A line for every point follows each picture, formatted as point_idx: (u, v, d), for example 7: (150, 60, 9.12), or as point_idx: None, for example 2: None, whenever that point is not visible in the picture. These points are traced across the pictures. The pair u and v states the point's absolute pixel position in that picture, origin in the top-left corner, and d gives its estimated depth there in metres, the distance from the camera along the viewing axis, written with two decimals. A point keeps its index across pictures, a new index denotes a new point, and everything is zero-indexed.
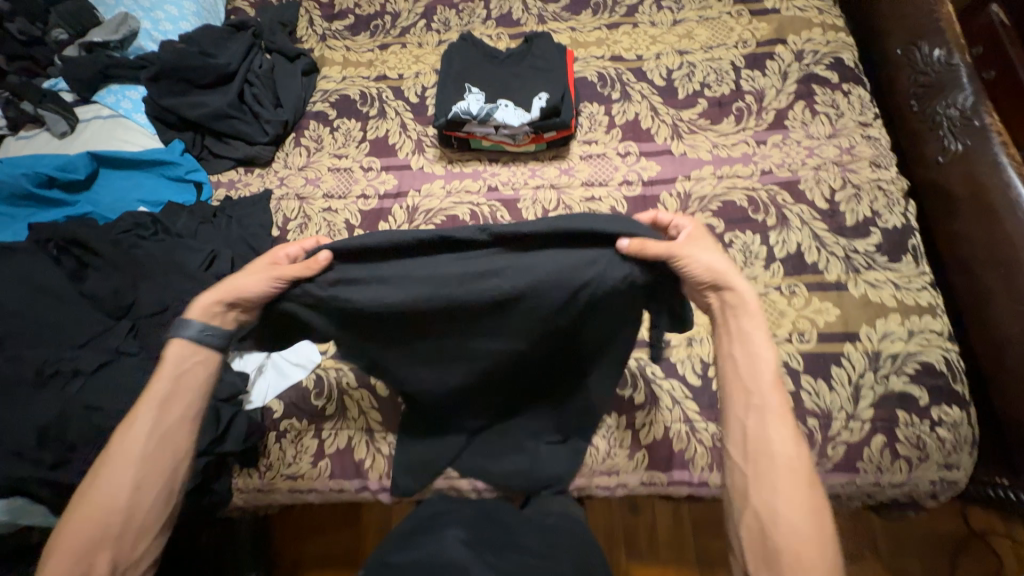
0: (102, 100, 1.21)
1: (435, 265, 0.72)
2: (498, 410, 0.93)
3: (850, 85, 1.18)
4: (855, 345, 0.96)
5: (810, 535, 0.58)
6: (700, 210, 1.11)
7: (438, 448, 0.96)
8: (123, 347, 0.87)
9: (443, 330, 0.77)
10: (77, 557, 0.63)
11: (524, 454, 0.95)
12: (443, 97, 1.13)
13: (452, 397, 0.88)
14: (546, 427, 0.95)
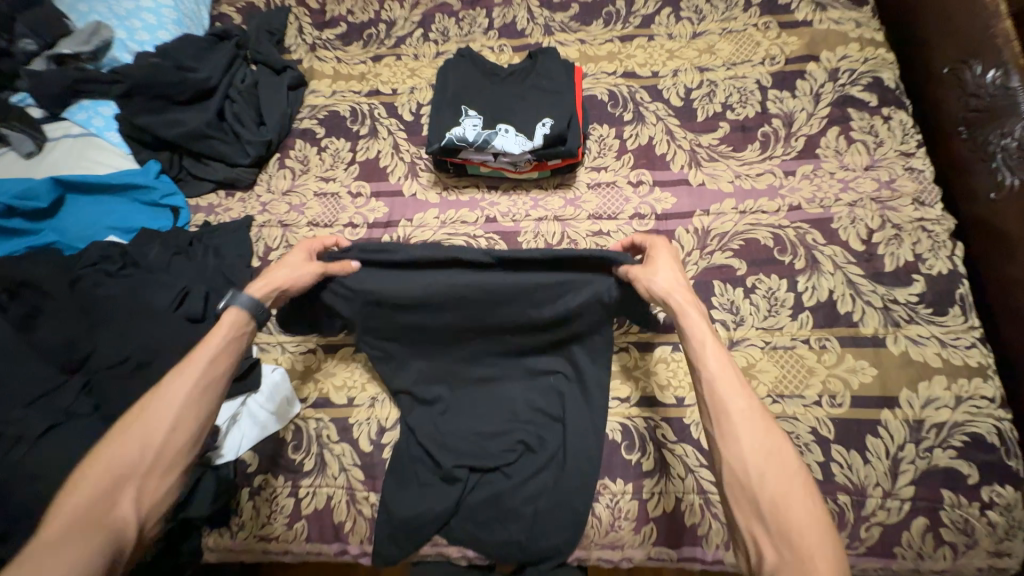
0: (72, 117, 1.12)
1: (450, 278, 0.90)
2: (489, 458, 0.88)
3: (891, 109, 1.06)
4: (893, 412, 0.85)
5: (782, 482, 0.59)
6: (719, 249, 1.00)
7: (424, 516, 0.86)
8: (75, 407, 0.79)
9: (447, 332, 0.94)
10: (103, 488, 0.62)
11: (519, 523, 0.85)
12: (437, 119, 1.02)
13: (448, 424, 0.92)
14: (545, 492, 0.86)
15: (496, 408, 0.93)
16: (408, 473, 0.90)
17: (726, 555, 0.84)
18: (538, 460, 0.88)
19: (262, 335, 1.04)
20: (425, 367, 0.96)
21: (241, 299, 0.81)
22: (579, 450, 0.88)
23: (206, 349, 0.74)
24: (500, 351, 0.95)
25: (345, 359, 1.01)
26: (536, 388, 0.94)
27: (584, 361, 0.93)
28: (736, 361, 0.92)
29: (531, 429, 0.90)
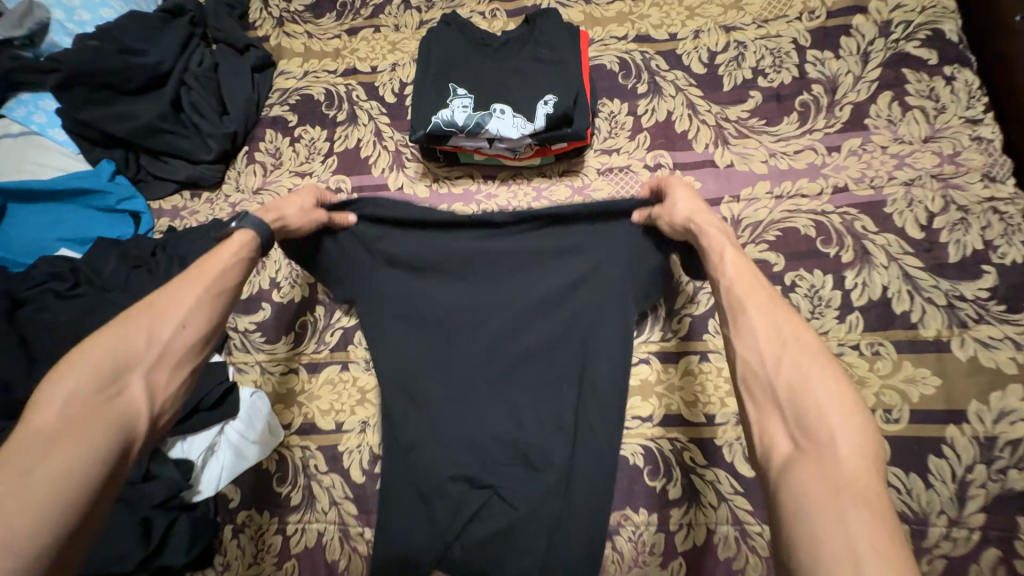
0: (11, 114, 0.99)
1: (456, 241, 0.77)
2: (487, 476, 0.74)
3: (954, 67, 0.90)
4: (961, 428, 0.74)
5: (805, 364, 0.47)
6: (753, 241, 0.87)
7: (421, 554, 0.74)
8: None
9: (441, 312, 0.78)
10: (101, 381, 0.51)
11: (530, 567, 0.71)
12: (419, 102, 0.88)
13: (446, 435, 0.75)
14: (555, 530, 0.71)
15: (497, 413, 0.77)
16: (399, 509, 0.76)
17: None
18: (546, 488, 0.73)
19: (238, 353, 0.94)
20: (417, 364, 0.78)
21: (252, 220, 0.67)
22: (596, 481, 0.72)
23: (211, 259, 0.62)
24: (504, 345, 0.78)
25: (331, 380, 0.90)
26: (546, 398, 0.76)
27: (604, 369, 0.74)
28: None
29: (539, 446, 0.74)
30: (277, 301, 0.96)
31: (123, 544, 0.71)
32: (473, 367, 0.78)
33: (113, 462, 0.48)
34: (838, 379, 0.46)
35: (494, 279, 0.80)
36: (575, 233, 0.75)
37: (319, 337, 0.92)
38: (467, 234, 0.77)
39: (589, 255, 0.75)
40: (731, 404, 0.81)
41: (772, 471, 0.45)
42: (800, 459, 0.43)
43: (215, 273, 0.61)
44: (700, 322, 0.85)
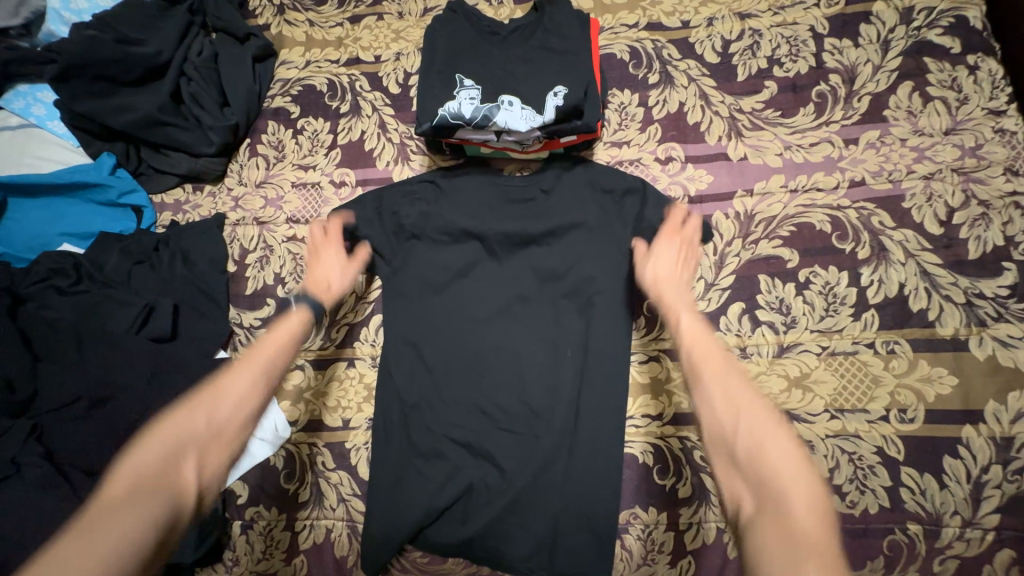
0: (9, 106, 0.97)
1: (475, 214, 0.90)
2: (485, 439, 0.80)
3: (978, 56, 0.87)
4: (977, 428, 0.73)
5: (757, 428, 0.55)
6: (766, 237, 0.85)
7: (420, 514, 0.78)
8: (23, 457, 0.70)
9: (453, 284, 0.88)
10: (164, 457, 0.57)
11: (529, 521, 0.77)
12: (425, 93, 0.85)
13: (453, 398, 0.83)
14: (555, 487, 0.78)
15: (505, 382, 0.82)
16: (400, 470, 0.81)
17: None
18: (548, 450, 0.78)
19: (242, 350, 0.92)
20: (428, 334, 0.86)
21: (307, 300, 0.77)
22: (595, 444, 0.78)
23: (273, 335, 0.71)
24: (507, 316, 0.85)
25: (337, 377, 0.89)
26: (552, 368, 0.82)
27: (607, 341, 0.82)
28: (787, 371, 0.79)
29: (543, 412, 0.80)
30: (281, 296, 0.94)
31: None
32: (483, 337, 0.85)
33: (162, 536, 0.52)
34: (782, 439, 0.54)
35: (507, 259, 0.88)
36: (578, 208, 0.87)
37: (325, 333, 0.91)
38: (487, 206, 0.91)
39: (589, 229, 0.86)
40: None
41: (742, 529, 0.51)
42: (763, 516, 0.49)
43: (276, 351, 0.69)
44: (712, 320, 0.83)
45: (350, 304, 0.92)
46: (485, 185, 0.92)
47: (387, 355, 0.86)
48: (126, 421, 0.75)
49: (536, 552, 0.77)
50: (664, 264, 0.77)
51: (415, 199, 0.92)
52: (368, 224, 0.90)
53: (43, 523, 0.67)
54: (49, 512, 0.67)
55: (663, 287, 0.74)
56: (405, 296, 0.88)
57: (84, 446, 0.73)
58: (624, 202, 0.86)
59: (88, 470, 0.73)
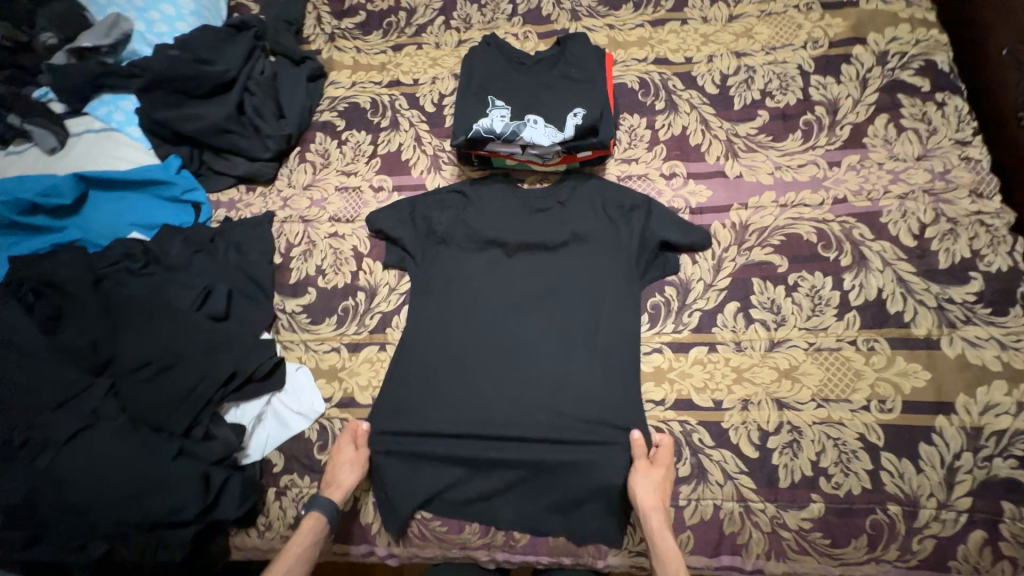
0: (94, 112, 1.11)
1: (497, 221, 1.02)
2: (503, 422, 0.88)
3: (946, 94, 0.99)
4: (949, 419, 0.81)
5: None
6: (759, 245, 0.95)
7: (440, 485, 0.87)
8: (101, 410, 0.81)
9: (477, 281, 0.98)
10: None
11: (540, 494, 0.85)
12: (461, 112, 0.98)
13: (474, 384, 0.91)
14: (563, 465, 0.85)
15: (521, 371, 0.91)
16: (421, 445, 0.89)
17: (766, 565, 0.81)
18: (559, 432, 0.87)
19: (284, 332, 1.01)
20: (454, 322, 0.96)
21: (320, 503, 0.83)
22: (602, 426, 0.87)
23: (286, 555, 0.80)
24: (524, 314, 0.95)
25: (369, 358, 0.98)
26: (564, 358, 0.91)
27: (613, 334, 0.92)
28: (777, 363, 0.88)
29: (555, 398, 0.89)
30: (321, 286, 1.04)
31: (184, 497, 0.78)
32: (502, 330, 0.94)
33: None
34: None
35: (526, 262, 0.99)
36: (590, 218, 0.99)
37: (359, 320, 1.01)
38: (508, 216, 1.02)
39: (599, 238, 0.97)
40: (737, 391, 0.87)
41: None
42: None
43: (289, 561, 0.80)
44: (709, 317, 0.92)
45: (383, 294, 1.02)
46: (507, 197, 1.04)
47: (414, 342, 0.96)
48: (187, 386, 0.84)
49: (543, 518, 0.85)
50: (661, 492, 0.80)
51: (445, 207, 1.04)
52: (403, 226, 1.03)
53: (113, 470, 0.76)
54: (119, 458, 0.77)
55: (655, 523, 0.77)
56: (433, 289, 0.99)
57: (150, 405, 0.82)
58: (631, 212, 0.98)
59: (153, 427, 0.82)
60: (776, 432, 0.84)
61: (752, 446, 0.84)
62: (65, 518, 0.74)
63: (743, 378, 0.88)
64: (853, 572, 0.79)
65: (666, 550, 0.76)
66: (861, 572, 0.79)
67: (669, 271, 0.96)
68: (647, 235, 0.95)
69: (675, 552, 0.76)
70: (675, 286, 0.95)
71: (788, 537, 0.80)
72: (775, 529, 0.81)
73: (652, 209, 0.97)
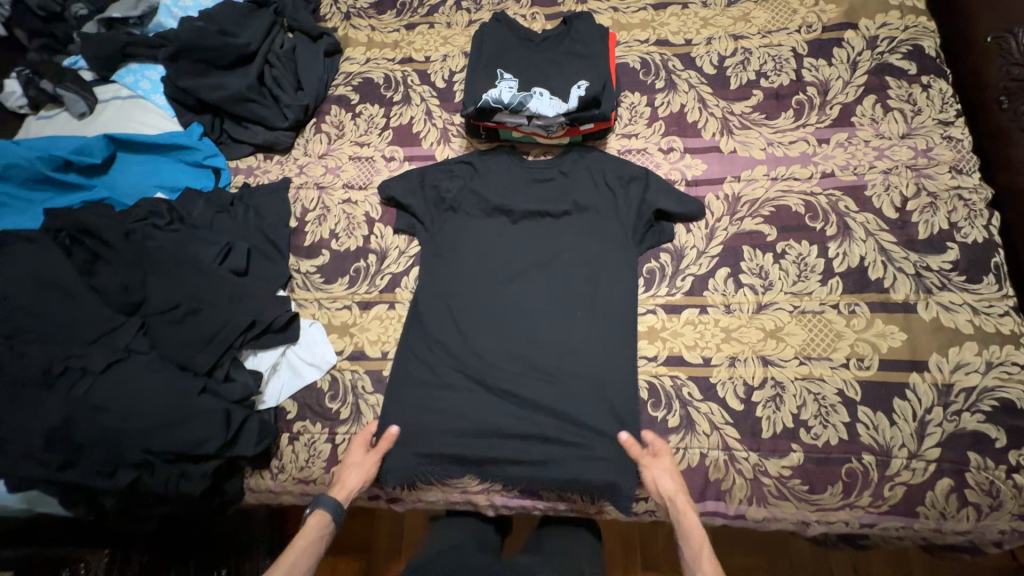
0: (121, 80, 1.17)
1: (501, 193, 1.07)
2: (507, 379, 0.94)
3: (931, 77, 1.04)
4: (922, 375, 0.86)
5: None
6: (750, 215, 1.00)
7: (443, 436, 0.91)
8: (133, 345, 0.88)
9: (482, 248, 1.04)
10: None
11: (539, 448, 0.90)
12: (472, 84, 1.04)
13: (479, 342, 0.97)
14: (560, 419, 0.91)
15: (523, 335, 0.97)
16: (427, 399, 0.95)
17: (749, 510, 0.86)
18: (558, 391, 0.92)
19: (299, 291, 1.07)
20: (460, 285, 1.01)
21: (324, 500, 0.87)
22: (599, 386, 0.92)
23: (290, 550, 0.83)
24: (525, 283, 1.00)
25: (379, 316, 1.03)
26: (563, 322, 0.96)
27: (611, 300, 0.97)
28: (763, 324, 0.93)
29: (556, 359, 0.94)
30: (335, 249, 1.10)
31: (208, 430, 0.85)
32: (506, 296, 1.00)
33: None
34: None
35: (527, 234, 1.04)
36: (589, 190, 1.04)
37: (370, 280, 1.06)
38: (511, 191, 1.07)
39: (597, 210, 1.02)
40: (725, 349, 0.93)
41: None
42: None
43: (292, 556, 0.82)
44: (701, 281, 0.98)
45: (394, 256, 1.08)
46: (511, 171, 1.09)
47: (421, 303, 1.01)
48: (210, 330, 0.91)
49: (548, 466, 0.89)
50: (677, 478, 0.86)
51: (454, 176, 1.09)
52: (413, 195, 1.08)
53: (146, 397, 0.84)
54: (152, 387, 0.85)
55: (684, 505, 0.83)
56: (440, 255, 1.04)
57: (177, 346, 0.89)
58: (631, 183, 1.03)
59: (180, 364, 0.89)
60: (760, 387, 0.90)
61: (737, 399, 0.90)
62: (104, 444, 0.81)
63: (731, 337, 0.93)
64: (829, 518, 0.85)
65: (696, 533, 0.82)
66: (837, 517, 0.84)
67: (665, 240, 1.01)
68: (644, 205, 1.00)
69: (701, 528, 0.82)
70: (670, 253, 1.00)
71: (769, 483, 0.86)
72: (757, 476, 0.86)
73: (650, 179, 1.02)
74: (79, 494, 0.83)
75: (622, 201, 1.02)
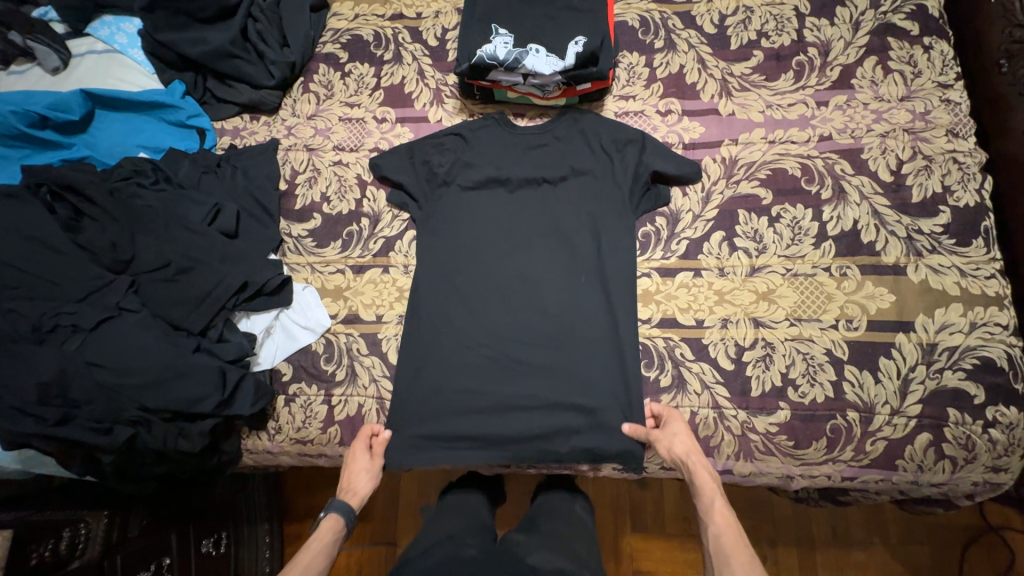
0: (95, 33, 1.12)
1: (500, 161, 1.04)
2: (512, 348, 0.95)
3: (933, 39, 1.02)
4: (908, 335, 0.89)
5: None
6: (746, 178, 1.00)
7: (453, 409, 0.93)
8: (124, 304, 0.88)
9: (485, 218, 1.02)
10: None
11: (542, 412, 0.91)
12: (466, 41, 1.01)
13: (482, 312, 0.97)
14: (569, 384, 0.92)
15: (529, 304, 0.97)
16: (426, 366, 0.96)
17: (736, 465, 0.90)
18: (566, 358, 0.94)
19: (292, 255, 1.06)
20: (460, 256, 1.00)
21: (338, 504, 0.90)
22: (606, 351, 0.93)
23: (304, 552, 0.84)
24: (528, 253, 0.99)
25: (373, 280, 1.03)
26: (570, 290, 0.96)
27: (616, 264, 0.96)
28: (756, 287, 0.94)
29: (563, 327, 0.95)
30: (326, 212, 1.07)
31: (204, 389, 0.85)
32: (512, 267, 0.99)
33: None
34: None
35: (528, 203, 1.02)
36: (587, 154, 1.02)
37: (363, 244, 1.05)
38: (510, 159, 1.04)
39: (595, 175, 1.01)
40: (718, 311, 0.94)
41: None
42: None
43: (308, 558, 0.84)
44: (696, 245, 0.98)
45: (387, 220, 1.06)
46: (509, 136, 1.06)
47: (420, 274, 1.00)
48: (202, 289, 0.90)
49: (553, 430, 0.91)
50: (689, 440, 0.86)
51: (445, 150, 1.06)
52: (405, 171, 1.05)
53: (139, 355, 0.84)
54: (145, 346, 0.84)
55: (695, 465, 0.84)
56: (436, 232, 1.02)
57: (169, 306, 0.89)
58: (629, 146, 1.01)
59: (173, 324, 0.89)
60: (751, 347, 0.91)
61: (728, 359, 0.92)
62: (99, 399, 0.81)
63: (724, 300, 0.94)
64: (813, 471, 0.88)
65: (706, 485, 0.84)
66: (820, 471, 0.88)
67: (661, 203, 1.00)
68: (642, 167, 0.99)
69: (711, 485, 0.84)
70: (665, 217, 1.00)
71: (756, 439, 0.89)
72: (745, 433, 0.89)
73: (647, 142, 1.01)
74: (76, 451, 0.84)
75: (618, 163, 1.00)
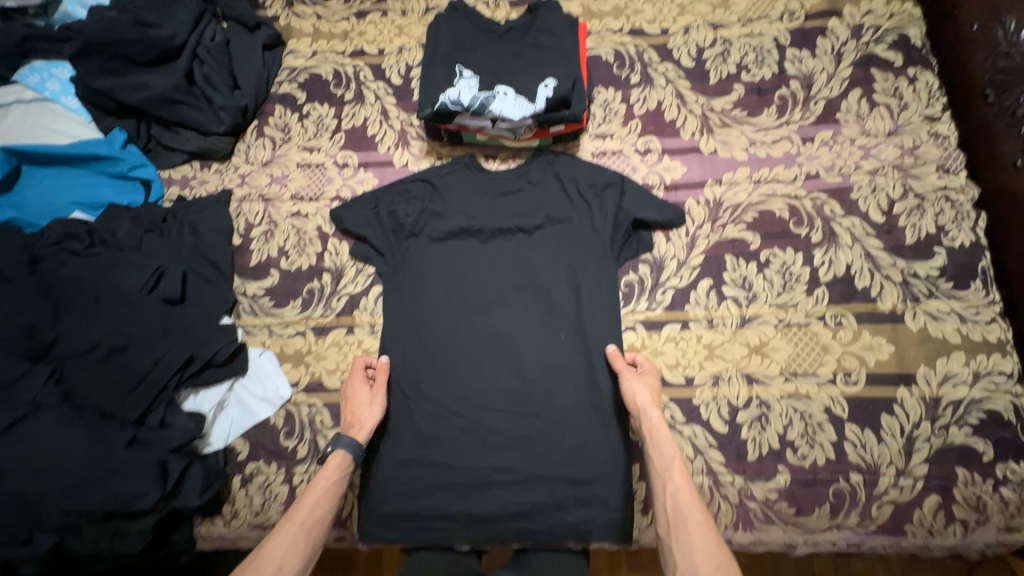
0: (24, 81, 1.03)
1: (471, 207, 0.98)
2: (485, 415, 0.87)
3: (917, 70, 0.99)
4: (910, 389, 0.83)
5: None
6: (732, 221, 0.94)
7: (424, 486, 0.85)
8: (43, 397, 0.78)
9: (456, 270, 0.95)
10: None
11: (521, 488, 0.84)
12: (428, 84, 0.94)
13: (454, 373, 0.89)
14: (549, 457, 0.85)
15: (504, 365, 0.89)
16: (395, 439, 0.88)
17: (736, 536, 0.82)
18: (546, 427, 0.86)
19: (247, 317, 0.97)
20: (429, 313, 0.93)
21: (345, 441, 0.81)
22: (588, 417, 0.86)
23: (312, 492, 0.77)
24: (503, 306, 0.92)
25: (337, 342, 0.94)
26: (548, 349, 0.89)
27: (597, 321, 0.90)
28: (748, 340, 0.88)
29: (541, 392, 0.87)
30: (285, 268, 0.99)
31: (142, 485, 0.76)
32: (486, 325, 0.92)
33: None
34: None
35: (502, 253, 0.95)
36: (562, 201, 0.96)
37: (325, 302, 0.97)
38: (484, 206, 0.97)
39: (571, 224, 0.94)
40: (708, 367, 0.88)
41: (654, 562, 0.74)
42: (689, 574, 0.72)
43: (317, 497, 0.77)
44: (683, 294, 0.92)
45: (351, 275, 0.98)
46: (480, 181, 0.99)
47: (386, 335, 0.92)
48: (140, 369, 0.82)
49: (535, 507, 0.83)
50: (654, 395, 0.81)
51: (411, 198, 0.98)
52: (368, 224, 0.97)
53: (60, 454, 0.75)
54: (69, 443, 0.76)
55: (657, 416, 0.79)
56: (402, 289, 0.94)
57: (96, 392, 0.80)
58: (605, 190, 0.95)
59: (102, 413, 0.80)
60: (744, 407, 0.85)
61: (721, 420, 0.85)
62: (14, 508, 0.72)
63: (714, 355, 0.88)
64: (817, 540, 0.81)
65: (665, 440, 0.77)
66: (824, 539, 0.81)
67: (644, 250, 0.94)
68: (622, 215, 0.93)
69: (671, 438, 0.77)
70: (649, 264, 0.94)
71: (755, 507, 0.82)
72: (742, 500, 0.82)
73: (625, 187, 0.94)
74: None
75: (597, 210, 0.93)
